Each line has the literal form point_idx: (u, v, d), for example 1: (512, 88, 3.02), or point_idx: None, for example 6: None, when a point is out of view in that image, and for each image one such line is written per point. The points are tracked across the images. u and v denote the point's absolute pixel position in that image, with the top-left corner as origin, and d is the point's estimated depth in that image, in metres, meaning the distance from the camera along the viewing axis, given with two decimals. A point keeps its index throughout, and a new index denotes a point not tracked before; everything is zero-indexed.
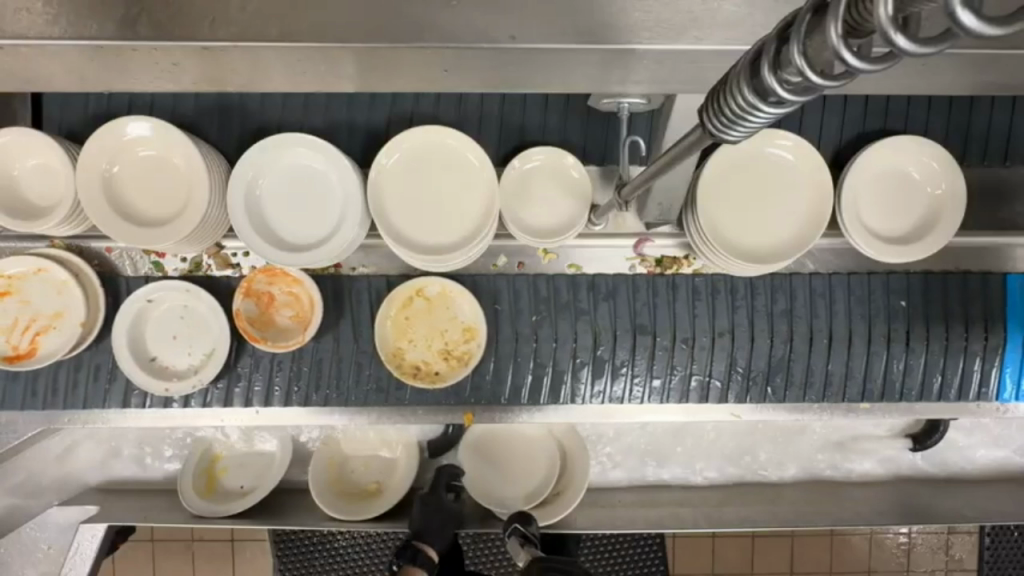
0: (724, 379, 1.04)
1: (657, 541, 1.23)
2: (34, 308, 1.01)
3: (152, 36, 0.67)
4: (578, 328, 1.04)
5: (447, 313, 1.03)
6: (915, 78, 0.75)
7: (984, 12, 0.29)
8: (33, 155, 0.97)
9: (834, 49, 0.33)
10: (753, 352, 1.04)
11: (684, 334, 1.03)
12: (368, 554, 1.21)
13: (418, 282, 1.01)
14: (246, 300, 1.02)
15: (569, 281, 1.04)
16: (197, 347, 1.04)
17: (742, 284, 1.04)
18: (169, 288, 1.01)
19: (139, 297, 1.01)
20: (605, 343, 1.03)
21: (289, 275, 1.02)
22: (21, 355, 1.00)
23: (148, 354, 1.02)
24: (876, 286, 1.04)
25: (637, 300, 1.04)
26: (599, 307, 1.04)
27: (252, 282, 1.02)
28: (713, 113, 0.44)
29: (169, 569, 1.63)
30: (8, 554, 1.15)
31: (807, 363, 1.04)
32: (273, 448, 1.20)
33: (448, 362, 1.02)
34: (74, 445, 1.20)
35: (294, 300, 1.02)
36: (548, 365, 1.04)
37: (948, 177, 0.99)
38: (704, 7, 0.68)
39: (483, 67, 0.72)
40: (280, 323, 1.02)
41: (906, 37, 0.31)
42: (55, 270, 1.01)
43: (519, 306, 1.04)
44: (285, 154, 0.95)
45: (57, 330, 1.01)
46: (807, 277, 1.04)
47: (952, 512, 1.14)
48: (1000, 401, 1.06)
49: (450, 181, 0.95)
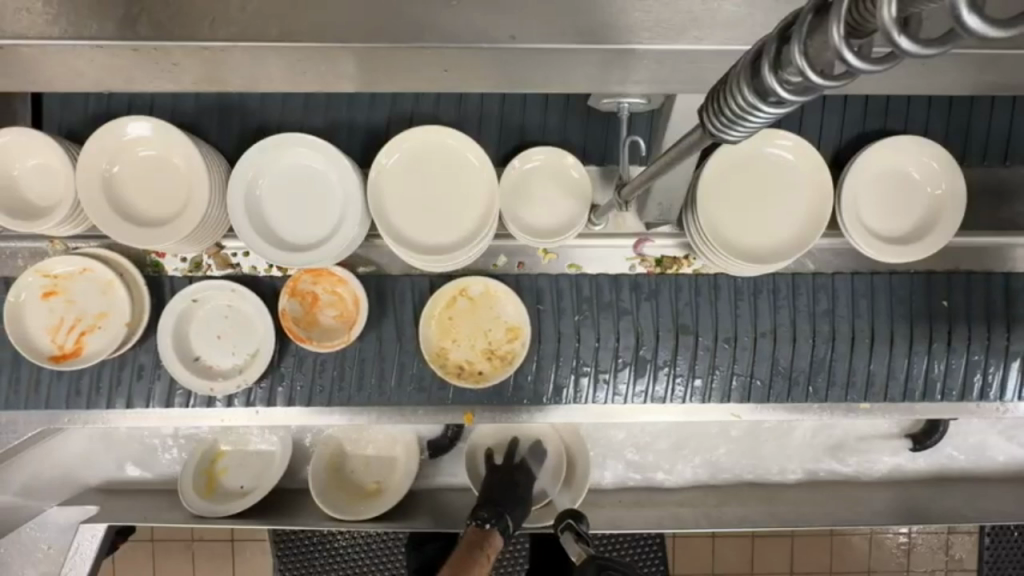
0: (765, 378, 1.04)
1: (657, 541, 1.23)
2: (80, 308, 1.01)
3: (152, 36, 0.67)
4: (620, 326, 1.03)
5: (491, 313, 1.03)
6: (916, 78, 0.75)
7: (988, 13, 0.29)
8: (33, 155, 0.97)
9: (836, 49, 0.33)
10: (795, 352, 1.04)
11: (727, 334, 1.03)
12: (368, 554, 1.21)
13: (462, 282, 1.02)
14: (291, 300, 1.02)
15: (611, 280, 1.04)
16: (242, 347, 1.04)
17: (785, 283, 1.04)
18: (217, 288, 1.01)
19: (184, 297, 1.01)
20: (648, 343, 1.03)
21: (334, 274, 1.02)
22: (67, 354, 1.00)
23: (192, 353, 1.03)
24: (918, 285, 1.04)
25: (679, 300, 1.04)
26: (641, 306, 1.04)
27: (298, 282, 1.03)
28: (713, 112, 0.44)
29: (169, 569, 1.63)
30: (8, 554, 1.14)
31: (849, 364, 1.04)
32: (273, 449, 1.20)
33: (492, 362, 1.03)
34: (79, 444, 1.20)
35: (338, 299, 1.03)
36: (589, 364, 1.04)
37: (948, 177, 0.99)
38: (704, 7, 0.68)
39: (484, 67, 0.72)
40: (324, 323, 1.03)
41: (908, 38, 0.31)
42: (100, 270, 1.01)
43: (561, 307, 1.04)
44: (285, 153, 0.95)
45: (102, 330, 1.01)
46: (849, 278, 1.04)
47: (952, 512, 1.14)
48: (1000, 401, 1.06)
49: (451, 182, 0.95)
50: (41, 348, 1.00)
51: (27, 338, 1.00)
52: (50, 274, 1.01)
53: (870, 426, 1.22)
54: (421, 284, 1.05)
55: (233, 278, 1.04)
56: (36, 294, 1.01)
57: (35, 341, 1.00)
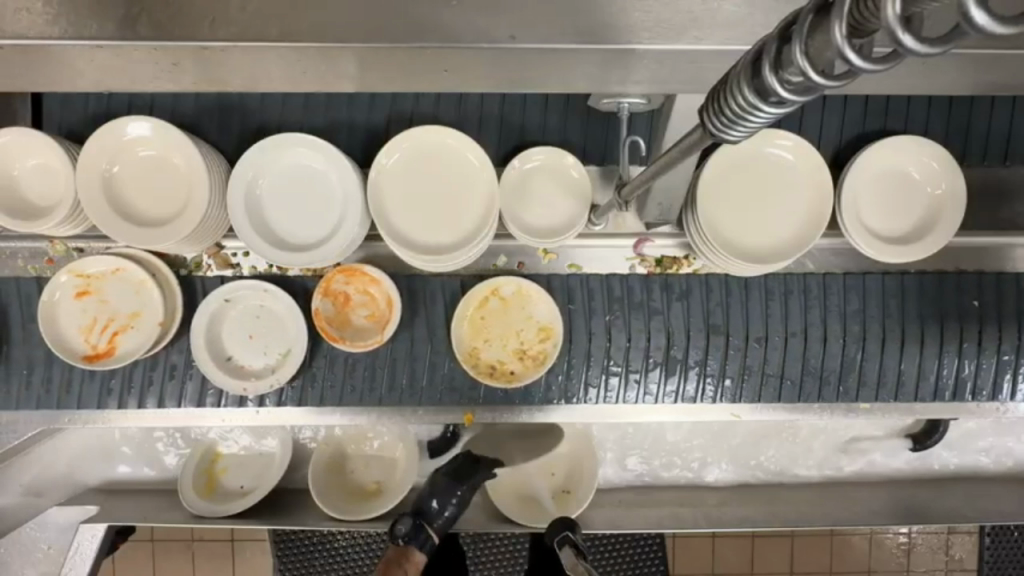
0: (796, 378, 1.05)
1: (657, 541, 1.23)
2: (114, 308, 1.02)
3: (151, 36, 0.67)
4: (651, 327, 1.04)
5: (523, 313, 1.03)
6: (915, 78, 0.75)
7: (994, 10, 0.29)
8: (33, 155, 0.97)
9: (838, 49, 0.33)
10: (826, 353, 1.04)
11: (758, 334, 1.03)
12: (368, 555, 1.21)
13: (494, 282, 1.02)
14: (324, 300, 1.01)
15: (643, 279, 1.04)
16: (274, 347, 1.04)
17: (816, 283, 1.04)
18: (250, 287, 1.01)
19: (217, 297, 1.01)
20: (679, 343, 1.03)
21: (367, 275, 1.01)
22: (101, 353, 1.01)
23: (224, 353, 1.03)
24: (948, 285, 1.05)
25: (710, 300, 1.04)
26: (673, 307, 1.04)
27: (332, 282, 1.02)
28: (713, 112, 0.44)
29: (169, 569, 1.63)
30: (8, 554, 1.13)
31: (880, 363, 1.05)
32: (274, 450, 1.20)
33: (523, 362, 1.03)
34: (87, 445, 1.20)
35: (370, 299, 1.02)
36: (619, 364, 1.04)
37: (948, 177, 0.99)
38: (703, 7, 0.68)
39: (484, 66, 0.72)
40: (356, 323, 1.02)
41: (913, 36, 0.31)
42: (133, 270, 1.02)
43: (593, 306, 1.04)
44: (285, 153, 0.95)
45: (135, 329, 1.02)
46: (880, 277, 1.04)
47: (951, 512, 1.14)
48: (999, 401, 1.07)
49: (451, 181, 0.95)
50: (75, 348, 1.01)
51: (61, 339, 1.00)
52: (83, 274, 1.01)
53: (870, 426, 1.22)
54: (453, 283, 1.05)
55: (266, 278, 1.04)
56: (69, 293, 1.01)
57: (69, 341, 1.01)
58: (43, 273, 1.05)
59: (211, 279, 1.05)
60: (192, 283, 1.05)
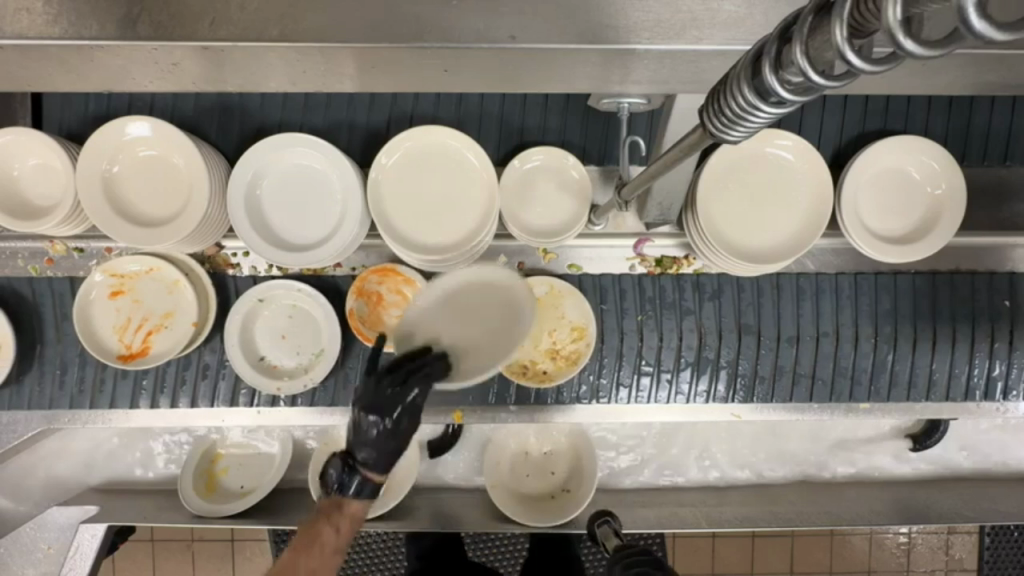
0: (827, 378, 1.06)
1: (657, 541, 1.23)
2: (147, 308, 1.02)
3: (151, 36, 0.67)
4: (683, 326, 1.05)
5: (557, 313, 1.03)
6: (915, 78, 0.75)
7: (991, 18, 0.29)
8: (33, 155, 0.97)
9: (838, 50, 0.33)
10: (857, 352, 1.05)
11: (789, 334, 1.05)
12: (368, 555, 1.21)
13: (527, 283, 1.02)
14: (358, 300, 1.01)
15: (675, 281, 1.05)
16: (306, 346, 1.04)
17: (847, 283, 1.05)
18: (286, 288, 1.02)
19: (251, 297, 1.01)
20: (711, 343, 1.05)
21: (401, 275, 1.02)
22: (135, 353, 1.01)
23: (257, 354, 1.03)
24: (980, 286, 1.06)
25: (742, 300, 1.05)
26: (704, 306, 1.05)
27: (365, 282, 1.02)
28: (713, 113, 0.44)
29: (169, 569, 1.63)
30: (7, 554, 1.13)
31: (911, 364, 1.06)
32: (273, 450, 1.20)
33: (556, 362, 1.04)
34: (94, 444, 1.21)
35: (403, 299, 1.02)
36: (651, 364, 1.06)
37: (948, 177, 0.99)
38: (703, 7, 0.68)
39: (485, 65, 0.72)
40: (388, 322, 1.02)
41: (911, 40, 0.31)
42: (167, 270, 1.02)
43: (624, 306, 1.05)
44: (284, 155, 0.95)
45: (169, 329, 1.02)
46: (911, 277, 1.06)
47: (951, 511, 1.14)
48: (999, 401, 1.07)
49: (451, 181, 0.96)
50: (109, 348, 1.01)
51: (96, 338, 1.00)
52: (117, 273, 1.02)
53: (871, 426, 1.22)
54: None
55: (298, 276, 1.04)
56: (103, 293, 1.01)
57: (103, 341, 1.01)
58: (44, 273, 1.05)
59: (242, 278, 1.06)
60: (224, 279, 1.06)
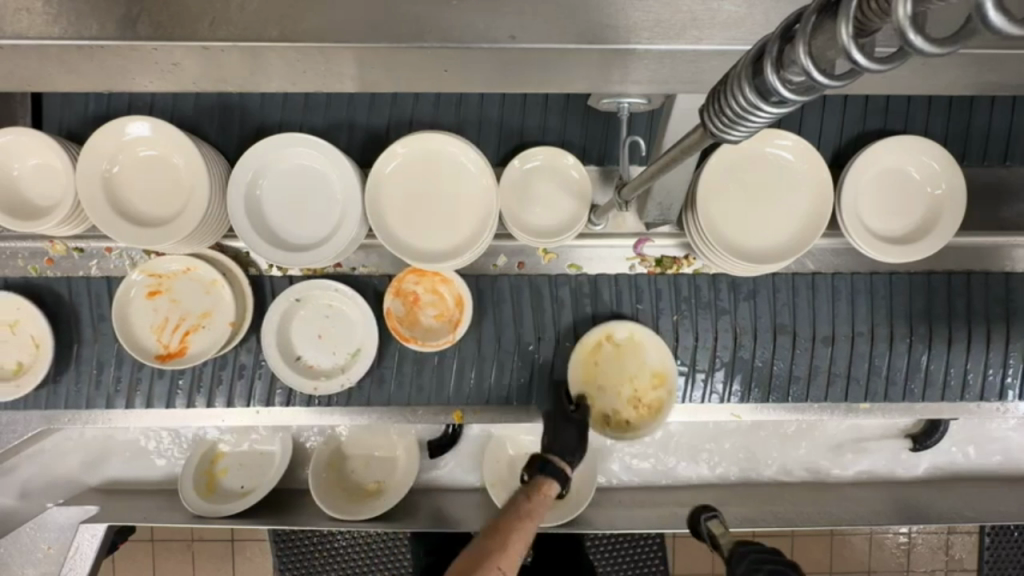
0: (863, 378, 1.05)
1: (658, 541, 1.24)
2: (184, 308, 1.02)
3: (150, 36, 0.67)
4: (718, 327, 1.04)
5: (637, 359, 1.04)
6: (916, 78, 0.75)
7: (1009, 11, 0.29)
8: (34, 155, 0.97)
9: (845, 48, 0.33)
10: (893, 352, 1.05)
11: (825, 335, 1.04)
12: (368, 555, 1.23)
13: (609, 327, 1.02)
14: (395, 300, 1.02)
15: (710, 281, 1.04)
16: (342, 346, 1.04)
17: (881, 283, 1.05)
18: (323, 287, 1.03)
19: (287, 297, 1.01)
20: (746, 343, 1.04)
21: (437, 274, 1.02)
22: (173, 353, 1.01)
23: (293, 353, 1.03)
24: (1016, 285, 1.05)
25: (778, 300, 1.04)
26: (740, 306, 1.04)
27: (402, 282, 1.03)
28: (713, 114, 0.44)
29: (169, 569, 1.63)
30: (8, 554, 1.13)
31: (946, 364, 1.05)
32: (273, 450, 1.20)
33: (638, 411, 1.05)
34: (102, 444, 1.21)
35: (439, 299, 1.03)
36: (686, 364, 1.05)
37: (948, 177, 1.00)
38: (703, 7, 0.68)
39: (485, 65, 0.72)
40: (425, 322, 1.03)
41: (922, 36, 0.31)
42: (204, 270, 1.02)
43: (660, 306, 1.05)
44: (285, 156, 0.96)
45: (206, 329, 1.02)
46: (946, 275, 1.05)
47: (951, 511, 1.14)
48: (1000, 401, 1.07)
49: (450, 187, 0.95)
50: (146, 348, 1.01)
51: (134, 338, 1.00)
52: (154, 273, 1.02)
53: (871, 426, 1.22)
54: (499, 283, 1.05)
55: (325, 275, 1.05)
56: (142, 293, 1.01)
57: (141, 341, 1.01)
58: (43, 273, 1.05)
59: (279, 279, 1.06)
60: (261, 282, 1.06)
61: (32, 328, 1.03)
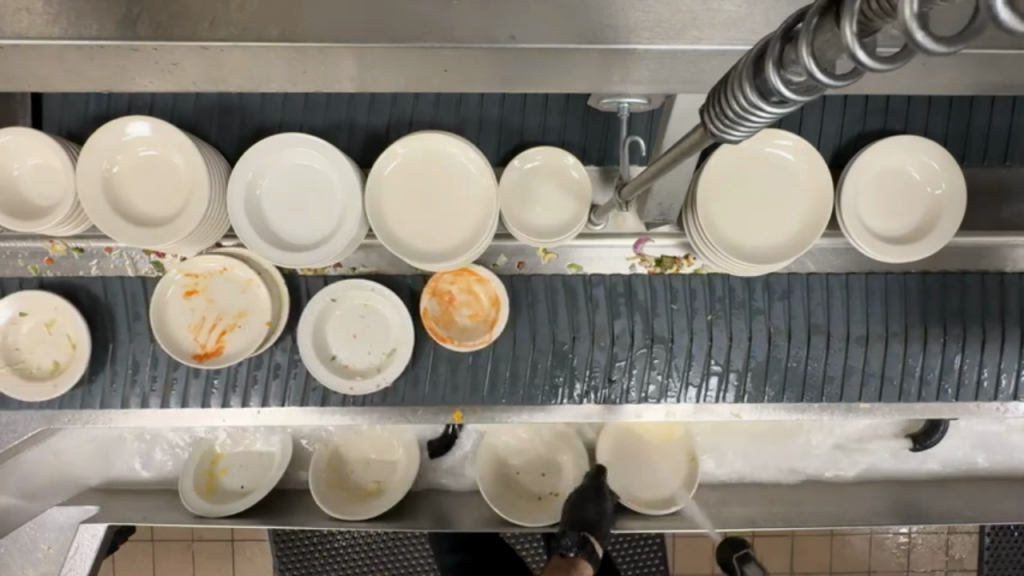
0: (897, 378, 1.06)
1: (657, 541, 1.25)
2: (220, 308, 1.03)
3: (149, 37, 0.67)
4: (753, 328, 1.04)
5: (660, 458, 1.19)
6: (916, 78, 0.75)
7: (1020, 6, 0.28)
8: (34, 156, 0.97)
9: (848, 48, 0.33)
10: (927, 352, 1.05)
11: (859, 335, 1.04)
12: (369, 555, 1.23)
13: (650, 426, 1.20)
14: (431, 300, 1.03)
15: (745, 281, 1.04)
16: (377, 347, 1.04)
17: (916, 282, 1.05)
18: (358, 288, 1.02)
19: (323, 297, 1.02)
20: (781, 343, 1.04)
21: (473, 274, 1.03)
22: (209, 352, 1.01)
23: (328, 353, 1.03)
24: None
25: (812, 300, 1.04)
26: (774, 306, 1.04)
27: (438, 282, 1.03)
28: (713, 115, 0.44)
29: (169, 569, 1.63)
30: (6, 554, 1.11)
31: (980, 364, 1.05)
32: (273, 450, 1.20)
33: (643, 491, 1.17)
34: (109, 444, 1.21)
35: (474, 299, 1.04)
36: (720, 364, 1.05)
37: (948, 177, 1.00)
38: (704, 7, 0.68)
39: (485, 66, 0.72)
40: (460, 323, 1.04)
41: (926, 33, 0.31)
42: (240, 269, 1.03)
43: (695, 306, 1.04)
44: (280, 156, 0.95)
45: (242, 328, 1.02)
46: (980, 275, 1.05)
47: (951, 511, 1.13)
48: (1000, 401, 1.07)
49: (449, 187, 0.95)
50: (184, 347, 1.01)
51: (171, 338, 1.01)
52: (192, 274, 1.02)
53: (871, 425, 1.22)
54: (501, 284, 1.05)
55: (339, 275, 1.05)
56: (179, 293, 1.02)
57: (177, 340, 1.01)
58: (43, 273, 1.05)
59: (314, 278, 1.05)
60: (298, 283, 1.05)
61: (70, 328, 1.03)
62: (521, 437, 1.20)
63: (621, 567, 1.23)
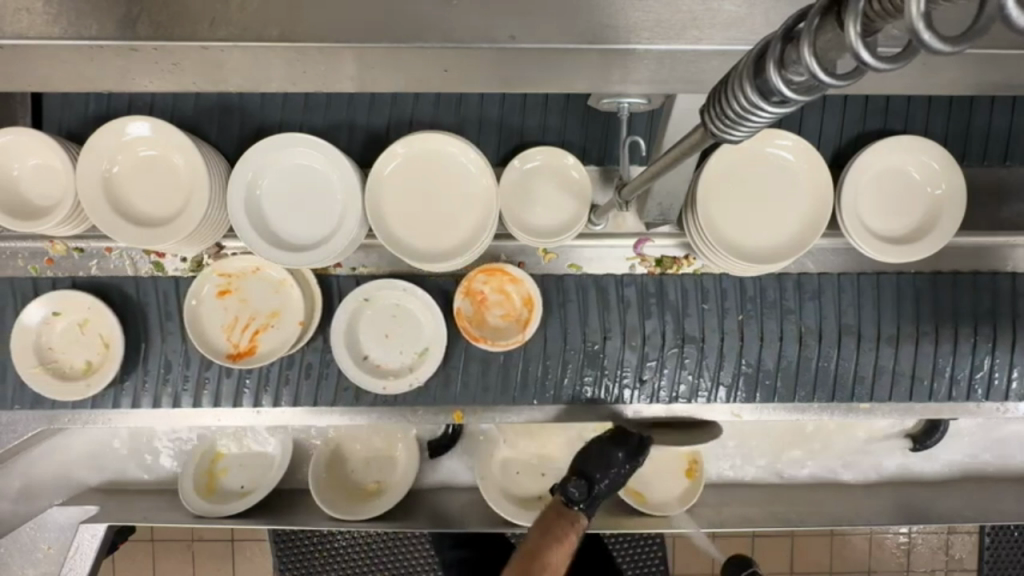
0: (928, 378, 1.06)
1: (658, 542, 1.24)
2: (253, 308, 1.03)
3: (149, 37, 0.67)
4: (784, 328, 1.04)
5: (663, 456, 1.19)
6: (915, 78, 0.75)
7: None
8: (34, 156, 0.97)
9: (852, 47, 0.33)
10: (957, 352, 1.05)
11: (890, 335, 1.04)
12: (369, 555, 1.23)
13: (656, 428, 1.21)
14: (464, 299, 1.02)
15: (776, 281, 1.04)
16: (410, 346, 1.04)
17: (946, 281, 1.05)
18: (392, 288, 1.02)
19: (356, 297, 1.01)
20: (811, 343, 1.04)
21: (506, 274, 1.02)
22: (243, 351, 1.02)
23: (361, 353, 1.03)
24: None
25: (843, 301, 1.05)
26: (805, 305, 1.04)
27: (472, 282, 1.02)
28: (714, 115, 0.44)
29: (169, 569, 1.63)
30: (7, 554, 1.12)
31: (1010, 365, 1.06)
32: (273, 451, 1.20)
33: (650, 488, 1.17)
34: (110, 444, 1.21)
35: (507, 299, 1.03)
36: (750, 364, 1.05)
37: (948, 177, 1.00)
38: (703, 7, 0.68)
39: (486, 66, 0.72)
40: (492, 323, 1.03)
41: (932, 32, 0.31)
42: (273, 269, 1.03)
43: (726, 306, 1.04)
44: (280, 156, 0.95)
45: (275, 328, 1.02)
46: (1011, 275, 1.05)
47: (952, 512, 1.13)
48: (1001, 401, 1.07)
49: (449, 187, 0.95)
50: (217, 347, 1.01)
51: (205, 337, 1.01)
52: (224, 274, 1.03)
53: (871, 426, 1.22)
54: None
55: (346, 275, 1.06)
56: (213, 293, 1.02)
57: (211, 340, 1.01)
58: (43, 273, 1.05)
59: (342, 278, 1.06)
60: (328, 282, 1.06)
61: (103, 328, 1.03)
62: (522, 437, 1.20)
63: (621, 567, 1.23)
